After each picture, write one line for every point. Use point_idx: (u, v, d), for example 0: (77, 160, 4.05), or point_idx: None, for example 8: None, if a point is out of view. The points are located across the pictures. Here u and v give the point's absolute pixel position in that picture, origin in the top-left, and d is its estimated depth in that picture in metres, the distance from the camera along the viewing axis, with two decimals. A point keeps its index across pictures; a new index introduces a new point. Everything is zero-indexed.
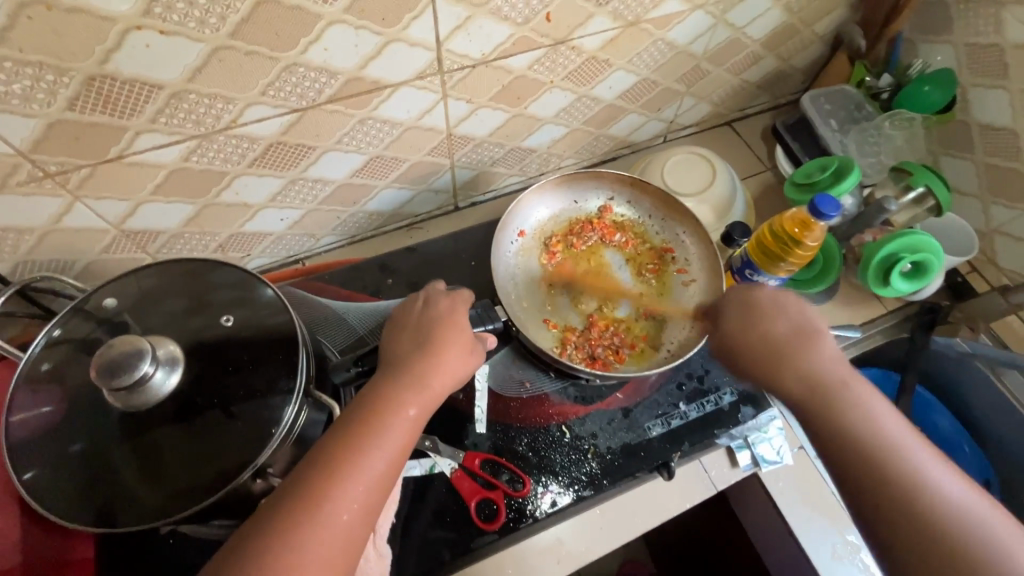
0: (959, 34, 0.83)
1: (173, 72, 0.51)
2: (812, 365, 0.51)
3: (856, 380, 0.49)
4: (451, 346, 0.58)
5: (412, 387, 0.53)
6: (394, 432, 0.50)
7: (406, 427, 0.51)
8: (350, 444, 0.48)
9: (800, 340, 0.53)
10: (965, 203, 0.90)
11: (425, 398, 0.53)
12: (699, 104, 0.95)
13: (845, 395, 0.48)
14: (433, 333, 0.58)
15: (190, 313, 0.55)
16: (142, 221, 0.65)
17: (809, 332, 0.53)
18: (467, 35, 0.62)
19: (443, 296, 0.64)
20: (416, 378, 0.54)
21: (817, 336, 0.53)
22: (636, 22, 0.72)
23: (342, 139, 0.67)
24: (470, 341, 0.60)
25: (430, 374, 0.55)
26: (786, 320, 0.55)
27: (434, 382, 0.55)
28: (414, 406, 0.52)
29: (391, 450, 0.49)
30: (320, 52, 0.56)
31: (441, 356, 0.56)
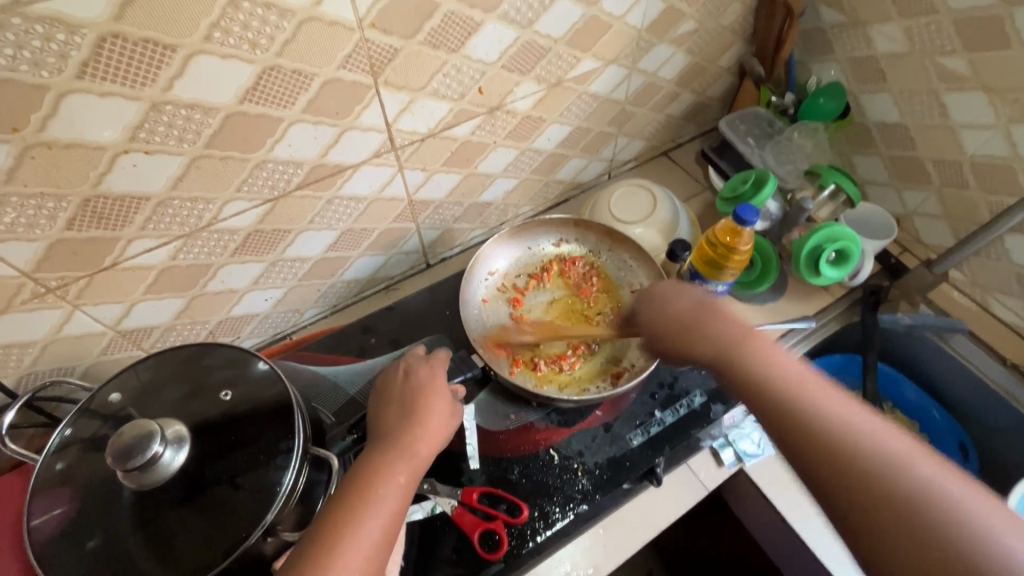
0: (839, 52, 0.95)
1: (158, 184, 0.58)
2: (717, 324, 0.60)
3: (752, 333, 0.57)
4: (433, 412, 0.62)
5: (402, 455, 0.57)
6: (388, 500, 0.54)
7: (398, 493, 0.55)
8: (345, 513, 0.52)
9: (702, 313, 0.62)
10: (882, 192, 1.00)
11: (413, 465, 0.57)
12: (632, 141, 1.05)
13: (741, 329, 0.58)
14: (415, 403, 0.62)
15: (189, 398, 0.60)
16: (136, 320, 0.71)
17: (710, 305, 0.63)
18: (413, 115, 0.71)
19: (423, 363, 0.68)
20: (404, 447, 0.58)
21: (716, 308, 0.63)
22: (559, 82, 0.82)
23: (315, 219, 0.75)
24: (451, 404, 0.64)
25: (416, 440, 0.59)
26: (690, 299, 0.66)
27: (421, 448, 0.59)
28: (403, 473, 0.56)
29: (386, 516, 0.53)
30: (285, 147, 0.64)
31: (426, 423, 0.61)
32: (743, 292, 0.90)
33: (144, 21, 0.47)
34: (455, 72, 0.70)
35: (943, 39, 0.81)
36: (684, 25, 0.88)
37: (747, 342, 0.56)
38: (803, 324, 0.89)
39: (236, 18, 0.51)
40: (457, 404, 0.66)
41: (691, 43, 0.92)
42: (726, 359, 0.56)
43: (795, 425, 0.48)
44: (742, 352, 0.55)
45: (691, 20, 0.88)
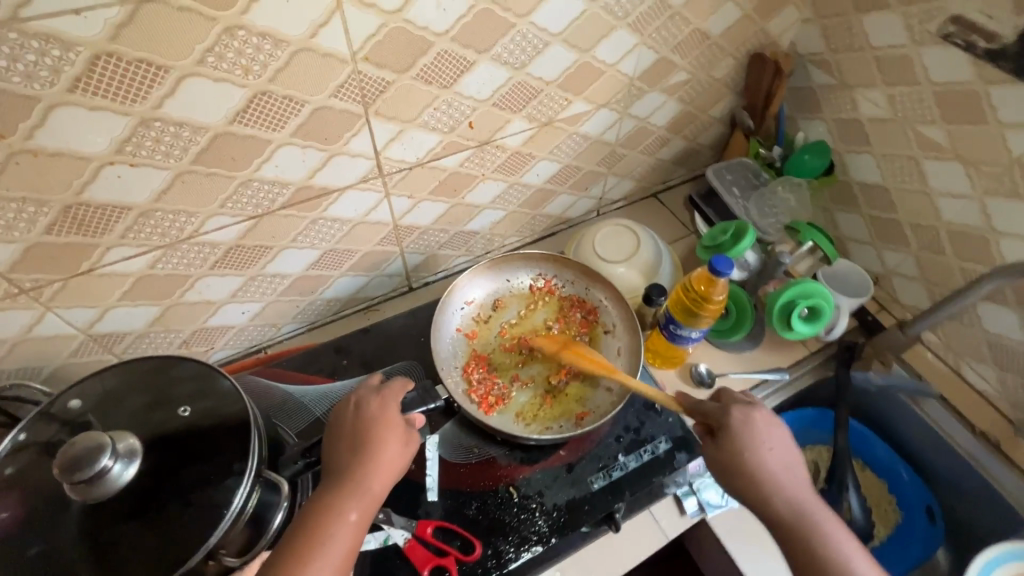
0: (826, 112, 0.99)
1: (141, 195, 0.59)
2: (785, 489, 0.61)
3: (821, 508, 0.61)
4: (388, 445, 0.61)
5: (353, 494, 0.57)
6: (337, 541, 0.54)
7: (350, 531, 0.55)
8: (294, 556, 0.52)
9: (783, 468, 0.62)
10: (862, 249, 1.02)
11: (366, 502, 0.57)
12: (622, 181, 1.07)
13: (789, 471, 0.63)
14: (366, 437, 0.61)
15: (151, 409, 0.59)
16: (109, 325, 0.71)
17: (788, 460, 0.63)
18: (402, 144, 0.73)
19: (373, 394, 0.66)
20: (356, 484, 0.57)
21: (791, 464, 0.64)
22: (550, 121, 0.84)
23: (297, 238, 0.76)
24: (405, 433, 0.63)
25: (368, 476, 0.58)
26: (774, 444, 0.64)
27: (373, 483, 0.58)
28: (355, 510, 0.56)
29: (336, 559, 0.54)
30: (272, 168, 0.65)
31: (378, 456, 0.60)
32: (718, 339, 0.92)
33: (138, 42, 0.49)
34: (446, 106, 0.72)
35: (924, 108, 0.84)
36: (676, 75, 0.91)
37: (816, 524, 0.59)
38: (777, 376, 0.90)
39: (230, 45, 0.52)
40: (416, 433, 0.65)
41: (682, 92, 0.95)
42: (769, 503, 0.61)
43: None
44: (791, 502, 0.60)
45: (683, 71, 0.91)
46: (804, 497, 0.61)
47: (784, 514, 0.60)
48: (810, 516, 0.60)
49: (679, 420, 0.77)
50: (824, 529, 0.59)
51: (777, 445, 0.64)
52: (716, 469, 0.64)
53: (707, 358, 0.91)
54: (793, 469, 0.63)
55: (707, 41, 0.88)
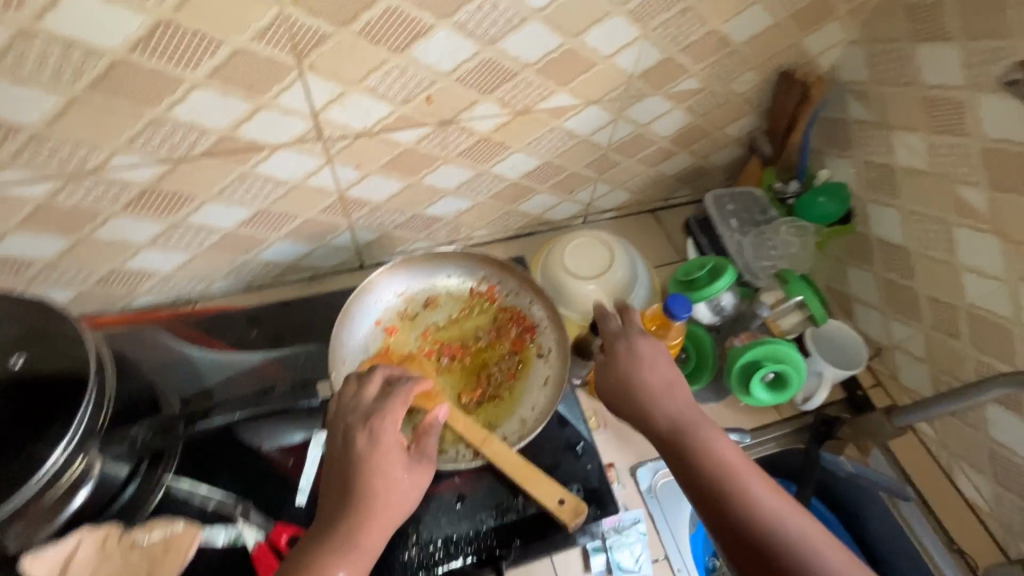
0: (857, 152, 0.85)
1: (29, 116, 0.54)
2: (667, 408, 0.59)
3: (706, 423, 0.58)
4: (386, 489, 0.52)
5: (346, 545, 0.49)
6: None
7: None
8: None
9: (664, 389, 0.61)
10: (869, 315, 0.89)
11: (357, 562, 0.49)
12: (614, 190, 0.96)
13: (672, 389, 0.61)
14: (356, 481, 0.52)
15: (18, 343, 0.53)
16: (11, 250, 0.67)
17: (672, 383, 0.61)
18: (344, 108, 0.65)
19: (365, 423, 0.55)
20: (343, 541, 0.49)
21: (676, 390, 0.61)
22: (526, 110, 0.74)
23: (223, 192, 0.69)
24: (406, 471, 0.54)
25: (360, 531, 0.50)
26: (658, 370, 0.62)
27: (363, 538, 0.50)
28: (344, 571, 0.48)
29: None
30: (187, 111, 0.59)
31: (372, 505, 0.51)
32: None
33: None
34: (398, 73, 0.63)
35: (968, 167, 0.71)
36: (685, 81, 0.79)
37: (697, 437, 0.56)
38: (735, 437, 0.79)
39: None
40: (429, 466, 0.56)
41: (692, 101, 0.83)
42: (650, 420, 0.59)
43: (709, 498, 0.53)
44: (669, 419, 0.59)
45: (695, 78, 0.79)
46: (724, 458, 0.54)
47: (663, 430, 0.58)
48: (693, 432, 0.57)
49: (598, 469, 0.69)
50: (744, 488, 0.52)
51: (661, 366, 0.62)
52: (610, 393, 0.63)
53: None
54: (681, 393, 0.61)
55: (726, 48, 0.77)
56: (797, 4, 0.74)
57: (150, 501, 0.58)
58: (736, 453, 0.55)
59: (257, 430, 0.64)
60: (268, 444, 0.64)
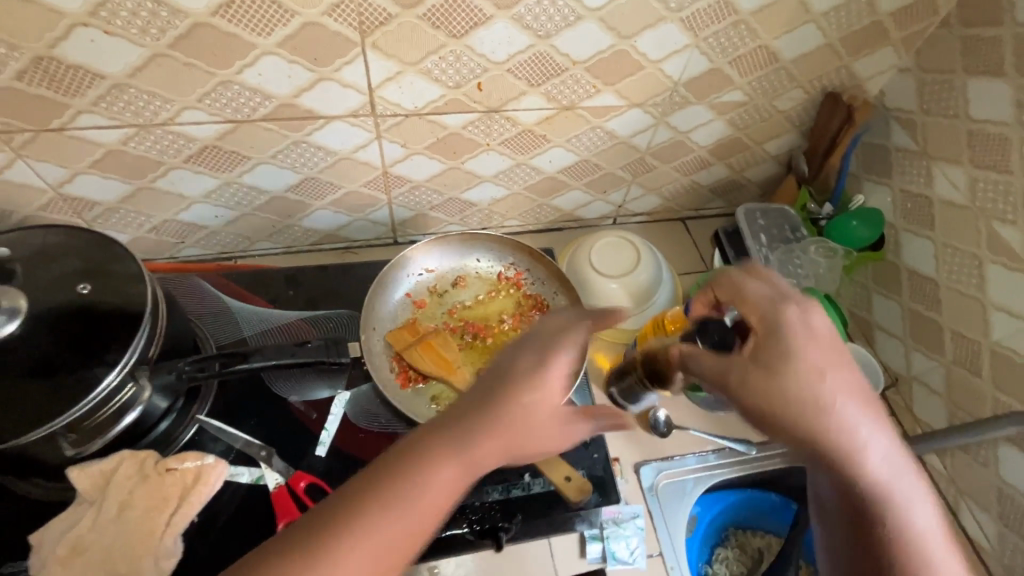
0: (896, 180, 0.86)
1: (115, 67, 0.58)
2: (815, 387, 0.48)
3: (851, 406, 0.48)
4: (536, 424, 0.45)
5: (400, 504, 0.41)
6: (410, 512, 0.41)
7: (431, 505, 0.42)
8: (342, 525, 0.40)
9: (810, 366, 0.48)
10: (890, 343, 0.89)
11: (463, 468, 0.43)
12: (647, 195, 0.97)
13: (824, 368, 0.48)
14: (505, 401, 0.44)
15: (79, 275, 0.57)
16: (79, 190, 0.71)
17: (821, 364, 0.48)
18: (399, 87, 0.68)
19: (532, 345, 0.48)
20: (448, 449, 0.43)
21: (825, 370, 0.48)
22: (571, 106, 0.76)
23: (277, 155, 0.73)
24: (552, 411, 0.46)
25: (468, 445, 0.43)
26: (809, 347, 0.49)
27: (478, 451, 0.43)
28: (450, 471, 0.43)
29: (397, 541, 0.41)
30: (255, 75, 0.62)
31: (510, 425, 0.44)
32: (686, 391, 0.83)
33: None
34: (453, 58, 0.66)
35: (1007, 205, 0.71)
36: (730, 93, 0.80)
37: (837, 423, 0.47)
38: (741, 447, 0.80)
39: None
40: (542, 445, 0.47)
41: (735, 114, 0.84)
42: (795, 395, 0.47)
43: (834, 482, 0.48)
44: (816, 400, 0.47)
45: (739, 91, 0.80)
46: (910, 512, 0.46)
47: (806, 414, 0.47)
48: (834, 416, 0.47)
49: (604, 459, 0.71)
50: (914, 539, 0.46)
51: (812, 342, 0.49)
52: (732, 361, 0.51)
53: (670, 405, 0.83)
54: (836, 371, 0.49)
55: (775, 64, 0.77)
56: (851, 26, 0.75)
57: (182, 435, 0.63)
58: (909, 499, 0.47)
59: (289, 384, 0.68)
60: (296, 398, 0.68)
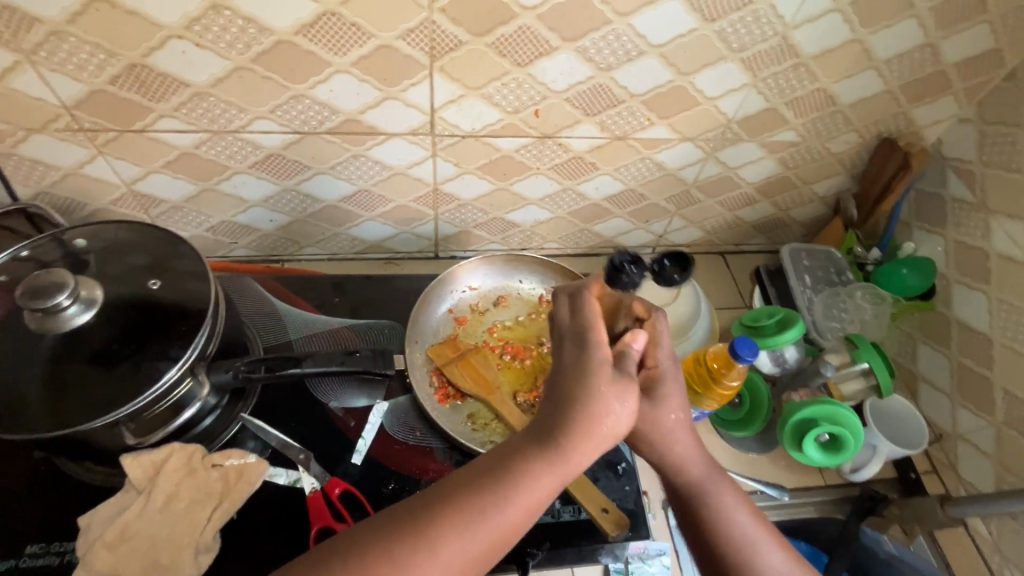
0: (950, 230, 0.84)
1: (199, 76, 0.62)
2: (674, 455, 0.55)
3: (708, 472, 0.55)
4: (602, 402, 0.46)
5: (492, 489, 0.45)
6: (508, 501, 0.45)
7: (525, 498, 0.45)
8: (431, 505, 0.45)
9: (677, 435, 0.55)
10: (936, 397, 0.86)
11: (553, 468, 0.45)
12: (688, 227, 0.97)
13: (682, 437, 0.55)
14: (566, 385, 0.47)
15: (146, 271, 0.60)
16: (149, 187, 0.75)
17: (681, 430, 0.55)
18: (459, 110, 0.70)
19: (573, 332, 0.50)
20: (539, 439, 0.46)
21: (687, 437, 0.56)
22: (623, 136, 0.77)
23: (336, 167, 0.76)
24: (620, 388, 0.47)
25: (555, 436, 0.45)
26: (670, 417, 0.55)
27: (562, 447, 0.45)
28: (535, 474, 0.45)
29: (498, 524, 0.44)
30: (326, 91, 0.65)
31: (585, 415, 0.46)
32: (722, 429, 0.82)
33: None
34: (515, 85, 0.68)
35: None
36: (783, 133, 0.80)
37: (697, 485, 0.55)
38: (773, 493, 0.78)
39: None
40: (619, 439, 0.47)
41: (786, 153, 0.84)
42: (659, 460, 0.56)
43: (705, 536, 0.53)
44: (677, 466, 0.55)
45: (793, 131, 0.80)
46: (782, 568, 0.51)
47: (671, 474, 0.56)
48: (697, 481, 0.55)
49: (635, 492, 0.70)
50: None
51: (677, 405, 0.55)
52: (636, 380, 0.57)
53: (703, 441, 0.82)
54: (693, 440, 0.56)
55: (831, 107, 0.77)
56: (913, 74, 0.74)
57: (225, 432, 0.64)
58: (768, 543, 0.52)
59: (329, 389, 0.70)
60: (336, 404, 0.69)
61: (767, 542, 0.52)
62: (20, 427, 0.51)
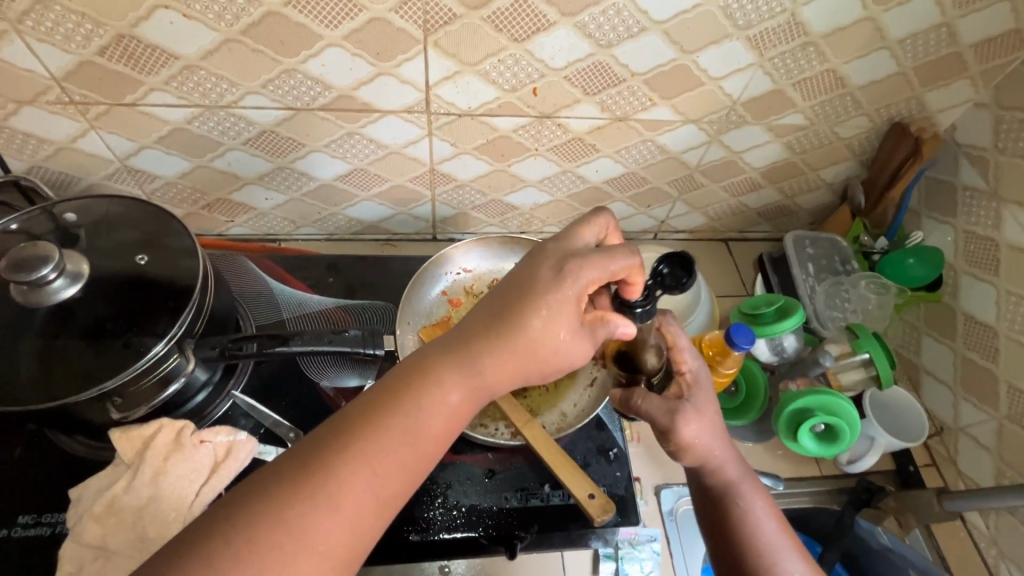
0: (961, 219, 0.81)
1: (188, 49, 0.61)
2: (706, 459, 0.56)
3: (739, 478, 0.56)
4: (551, 330, 0.46)
5: (420, 404, 0.43)
6: (430, 415, 0.43)
7: (447, 412, 0.44)
8: (358, 416, 0.42)
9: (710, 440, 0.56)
10: (938, 390, 0.85)
11: (474, 383, 0.45)
12: (691, 213, 0.95)
13: (714, 441, 0.56)
14: (514, 306, 0.46)
15: (136, 246, 0.60)
16: (143, 163, 0.75)
17: (713, 434, 0.57)
18: (455, 87, 0.68)
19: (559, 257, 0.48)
20: (468, 355, 0.45)
21: (719, 442, 0.57)
22: (624, 117, 0.75)
23: (330, 144, 0.75)
24: (573, 322, 0.47)
25: (489, 354, 0.45)
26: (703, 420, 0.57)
27: (490, 365, 0.45)
28: (458, 390, 0.44)
29: (420, 435, 0.43)
30: (318, 66, 0.64)
31: (526, 338, 0.46)
32: None
33: None
34: (512, 62, 0.66)
35: None
36: (790, 116, 0.78)
37: (725, 489, 0.56)
38: (767, 482, 0.77)
39: None
40: (551, 370, 0.48)
41: (793, 137, 0.81)
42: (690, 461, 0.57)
43: (726, 539, 0.55)
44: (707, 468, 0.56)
45: (800, 114, 0.78)
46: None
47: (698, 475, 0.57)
48: (724, 484, 0.56)
49: (626, 479, 0.70)
50: None
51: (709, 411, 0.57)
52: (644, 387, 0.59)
53: None
54: (725, 444, 0.57)
55: (841, 89, 0.75)
56: (927, 55, 0.71)
57: (216, 409, 0.65)
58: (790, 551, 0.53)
59: (321, 367, 0.68)
60: (327, 382, 0.68)
61: (789, 550, 0.53)
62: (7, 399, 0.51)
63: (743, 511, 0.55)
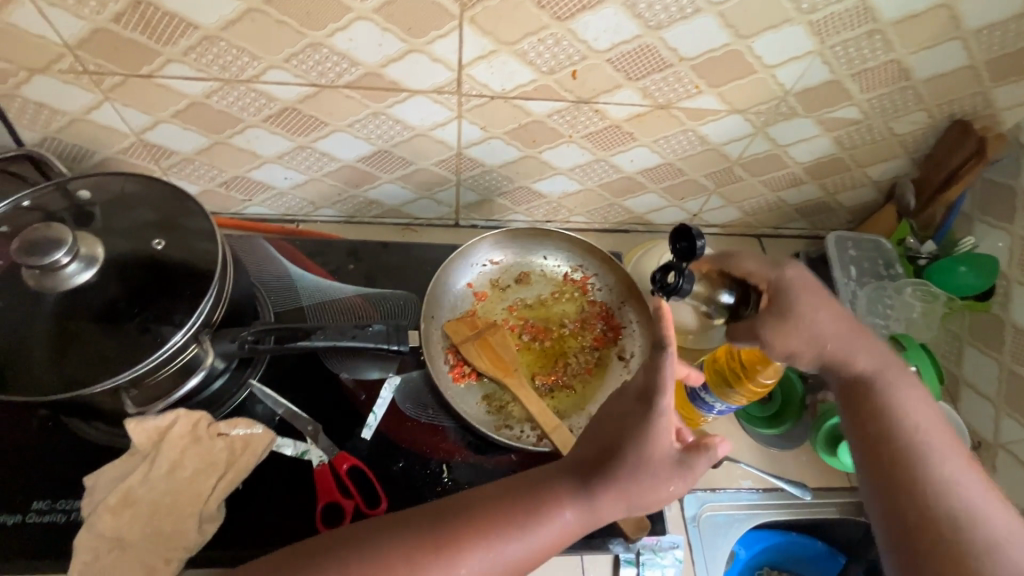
0: (1018, 226, 0.77)
1: (209, 17, 0.57)
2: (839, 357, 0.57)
3: (882, 372, 0.56)
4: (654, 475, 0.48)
5: (532, 519, 0.48)
6: (541, 530, 0.47)
7: (556, 532, 0.48)
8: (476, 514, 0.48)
9: (844, 344, 0.57)
10: (978, 404, 0.81)
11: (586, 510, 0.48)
12: (727, 207, 0.90)
13: (843, 339, 0.57)
14: (620, 446, 0.48)
15: (153, 228, 0.57)
16: (159, 137, 0.71)
17: (844, 337, 0.57)
18: (489, 67, 0.64)
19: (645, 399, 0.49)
20: (583, 483, 0.49)
21: (851, 345, 0.57)
22: (666, 105, 0.71)
23: (353, 125, 0.71)
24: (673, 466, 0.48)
25: (602, 488, 0.48)
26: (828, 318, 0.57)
27: (602, 498, 0.48)
28: (570, 510, 0.48)
29: (529, 546, 0.47)
30: (345, 40, 0.60)
31: (633, 480, 0.48)
32: (750, 424, 0.79)
33: None
34: (552, 42, 0.62)
35: None
36: (844, 109, 0.73)
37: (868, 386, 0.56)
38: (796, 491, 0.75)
39: None
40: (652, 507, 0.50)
41: (844, 131, 0.76)
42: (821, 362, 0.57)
43: (880, 439, 0.53)
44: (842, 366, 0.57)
45: (855, 107, 0.73)
46: (965, 477, 0.50)
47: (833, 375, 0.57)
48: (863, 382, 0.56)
49: None
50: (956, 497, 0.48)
51: (828, 316, 0.57)
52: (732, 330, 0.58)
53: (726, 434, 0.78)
54: (859, 344, 0.57)
55: (903, 82, 0.69)
56: (1000, 47, 0.66)
57: (233, 399, 0.63)
58: (949, 448, 0.52)
59: (341, 359, 0.67)
60: (347, 374, 0.66)
61: (948, 447, 0.52)
62: (22, 386, 0.50)
63: (894, 411, 0.54)
